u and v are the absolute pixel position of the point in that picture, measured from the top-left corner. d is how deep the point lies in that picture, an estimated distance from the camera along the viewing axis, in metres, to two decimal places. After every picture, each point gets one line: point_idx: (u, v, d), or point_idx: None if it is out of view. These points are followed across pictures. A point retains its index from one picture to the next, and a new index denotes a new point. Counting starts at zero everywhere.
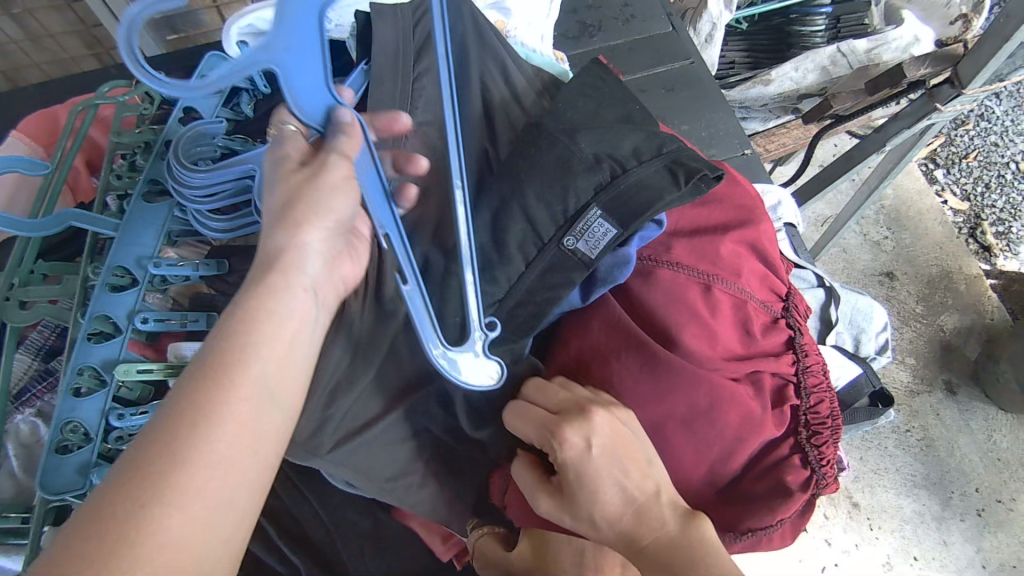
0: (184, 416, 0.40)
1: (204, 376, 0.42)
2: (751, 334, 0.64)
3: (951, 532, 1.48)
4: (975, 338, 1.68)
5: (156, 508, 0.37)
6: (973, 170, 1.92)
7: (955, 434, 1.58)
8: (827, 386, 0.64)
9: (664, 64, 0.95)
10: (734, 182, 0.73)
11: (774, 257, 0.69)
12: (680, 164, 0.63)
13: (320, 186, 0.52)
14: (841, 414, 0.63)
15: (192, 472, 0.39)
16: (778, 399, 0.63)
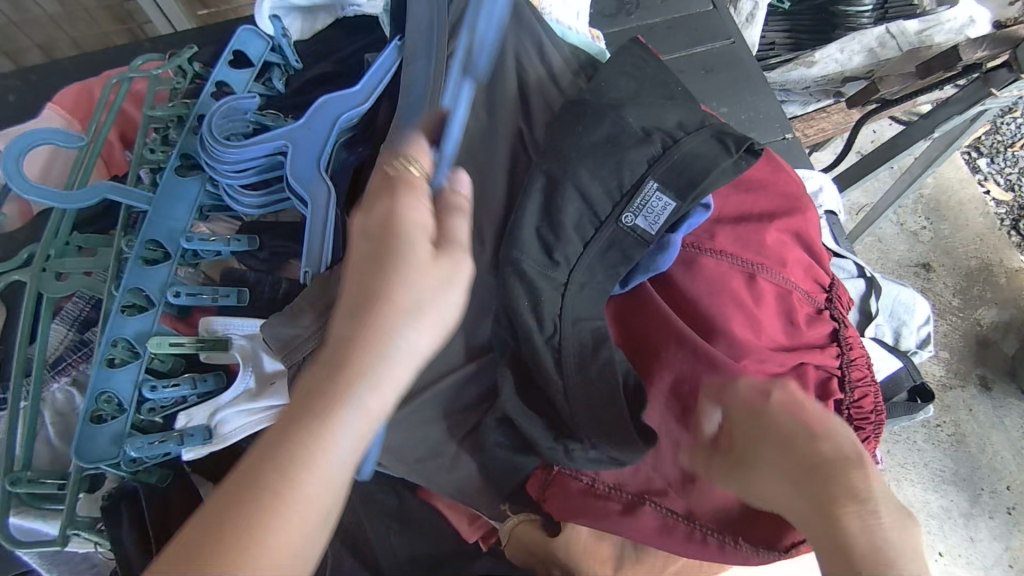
0: (278, 442, 0.39)
1: (305, 414, 0.40)
2: (796, 324, 0.62)
3: (979, 529, 1.45)
4: (1014, 333, 1.63)
5: (241, 556, 0.36)
6: (1019, 159, 1.84)
7: (988, 431, 1.54)
8: (872, 380, 0.61)
9: (703, 44, 0.92)
10: (781, 168, 0.70)
11: (818, 247, 0.67)
12: (727, 134, 0.62)
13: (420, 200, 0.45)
14: (885, 409, 0.60)
15: (285, 502, 0.38)
16: (822, 394, 0.59)
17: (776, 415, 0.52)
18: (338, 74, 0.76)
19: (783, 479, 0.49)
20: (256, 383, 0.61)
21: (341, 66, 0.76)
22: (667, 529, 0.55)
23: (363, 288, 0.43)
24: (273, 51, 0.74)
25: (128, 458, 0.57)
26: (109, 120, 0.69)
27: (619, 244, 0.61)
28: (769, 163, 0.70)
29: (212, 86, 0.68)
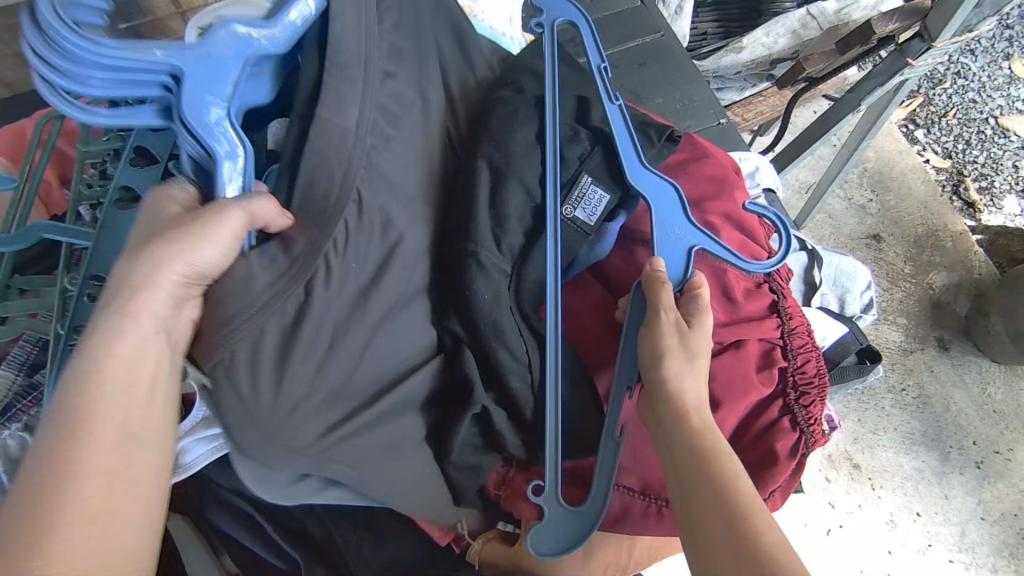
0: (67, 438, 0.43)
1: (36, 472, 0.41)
2: (732, 300, 0.65)
3: (952, 486, 1.50)
4: (965, 294, 1.70)
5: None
6: (953, 127, 1.93)
7: (950, 389, 1.60)
8: (813, 346, 0.64)
9: (635, 39, 0.94)
10: (704, 155, 0.74)
11: (749, 221, 0.70)
12: (647, 126, 0.71)
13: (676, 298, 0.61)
14: (829, 371, 0.63)
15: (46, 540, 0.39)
16: (765, 363, 0.63)
17: (696, 416, 0.55)
18: None
19: (688, 474, 0.52)
20: None
21: None
22: (627, 510, 0.62)
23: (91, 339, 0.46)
24: None
25: None
26: (43, 158, 0.68)
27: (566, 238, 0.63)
28: (693, 151, 0.74)
29: None
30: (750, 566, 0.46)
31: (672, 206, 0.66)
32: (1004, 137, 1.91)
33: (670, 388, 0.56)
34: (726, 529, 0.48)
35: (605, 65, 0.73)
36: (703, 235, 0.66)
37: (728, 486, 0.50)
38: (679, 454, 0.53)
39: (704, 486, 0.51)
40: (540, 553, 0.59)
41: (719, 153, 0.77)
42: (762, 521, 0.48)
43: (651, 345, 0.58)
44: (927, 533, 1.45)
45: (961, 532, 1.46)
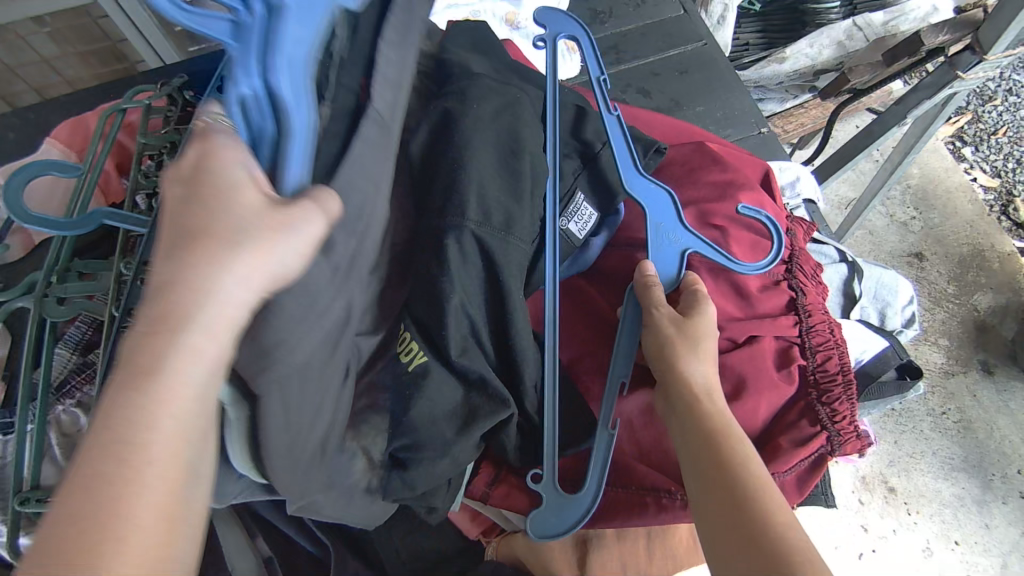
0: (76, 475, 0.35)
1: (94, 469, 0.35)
2: (746, 297, 0.65)
3: (994, 515, 1.44)
4: (1012, 317, 1.64)
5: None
6: (1003, 146, 1.87)
7: (994, 415, 1.54)
8: (838, 343, 0.62)
9: (676, 47, 0.94)
10: (718, 159, 0.74)
11: (756, 222, 0.70)
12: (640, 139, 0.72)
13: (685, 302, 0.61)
14: (854, 368, 0.61)
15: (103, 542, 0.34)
16: (783, 362, 0.63)
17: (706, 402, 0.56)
18: None
19: (699, 460, 0.54)
20: None
21: None
22: (633, 507, 0.62)
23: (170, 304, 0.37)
24: None
25: None
26: (104, 149, 0.71)
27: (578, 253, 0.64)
28: (705, 156, 0.75)
29: None
30: (763, 542, 0.49)
31: (669, 209, 0.66)
32: None
33: (679, 375, 0.57)
34: (734, 511, 0.51)
35: (603, 75, 0.73)
36: (695, 237, 0.65)
37: (741, 470, 0.52)
38: (689, 440, 0.55)
39: (717, 470, 0.53)
40: (540, 536, 0.61)
41: (739, 154, 0.77)
42: (773, 503, 0.51)
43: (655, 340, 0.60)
44: (965, 563, 1.39)
45: (1002, 564, 1.40)
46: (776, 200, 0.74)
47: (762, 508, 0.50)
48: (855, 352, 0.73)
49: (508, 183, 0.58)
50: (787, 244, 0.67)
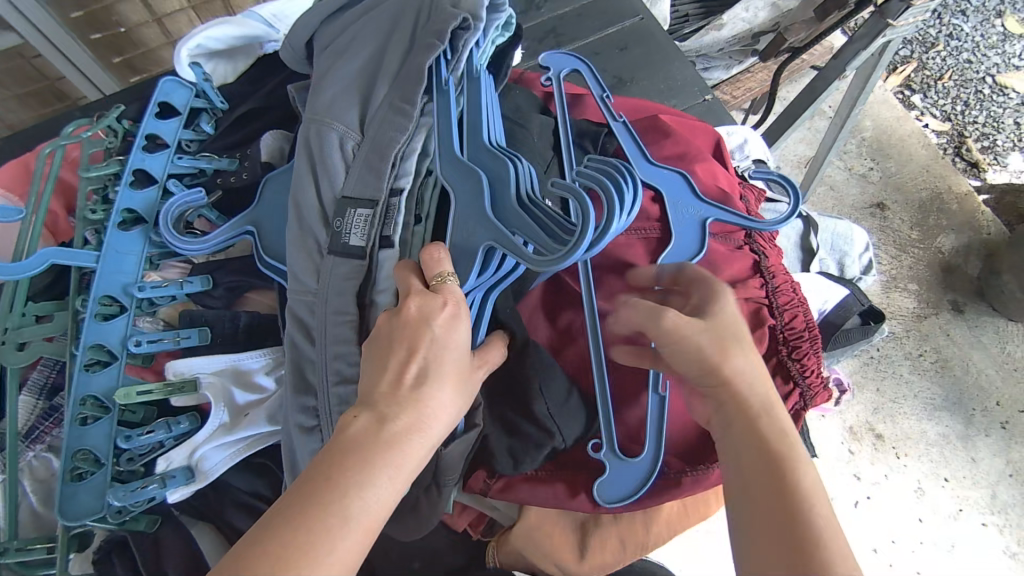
0: (318, 480, 0.41)
1: (321, 494, 0.40)
2: (711, 266, 0.64)
3: (978, 449, 1.48)
4: (976, 255, 1.68)
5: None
6: (950, 90, 1.92)
7: (968, 351, 1.58)
8: (801, 301, 0.63)
9: (614, 24, 0.95)
10: (669, 134, 0.71)
11: (720, 189, 0.67)
12: (586, 134, 0.71)
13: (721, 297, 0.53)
14: (818, 324, 0.62)
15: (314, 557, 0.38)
16: (755, 322, 0.62)
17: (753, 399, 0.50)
18: (268, 108, 0.79)
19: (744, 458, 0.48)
20: (231, 416, 0.61)
21: (265, 101, 0.79)
22: (664, 486, 0.57)
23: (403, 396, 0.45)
24: (198, 97, 0.77)
25: (113, 509, 0.57)
26: (48, 188, 0.70)
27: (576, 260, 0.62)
28: (657, 131, 0.72)
29: (142, 140, 0.71)
30: (808, 551, 0.42)
31: (674, 192, 0.64)
32: (1002, 95, 1.90)
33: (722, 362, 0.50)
34: (783, 515, 0.44)
35: (607, 92, 0.71)
36: (713, 206, 0.63)
37: (787, 468, 0.46)
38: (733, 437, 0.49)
39: (760, 466, 0.46)
40: (614, 500, 0.56)
41: (688, 124, 0.75)
42: (819, 506, 0.44)
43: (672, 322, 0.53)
44: (956, 498, 1.43)
45: (992, 495, 1.44)
46: (728, 168, 0.73)
47: (807, 509, 0.44)
48: (817, 303, 0.74)
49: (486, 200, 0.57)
50: (802, 202, 0.63)
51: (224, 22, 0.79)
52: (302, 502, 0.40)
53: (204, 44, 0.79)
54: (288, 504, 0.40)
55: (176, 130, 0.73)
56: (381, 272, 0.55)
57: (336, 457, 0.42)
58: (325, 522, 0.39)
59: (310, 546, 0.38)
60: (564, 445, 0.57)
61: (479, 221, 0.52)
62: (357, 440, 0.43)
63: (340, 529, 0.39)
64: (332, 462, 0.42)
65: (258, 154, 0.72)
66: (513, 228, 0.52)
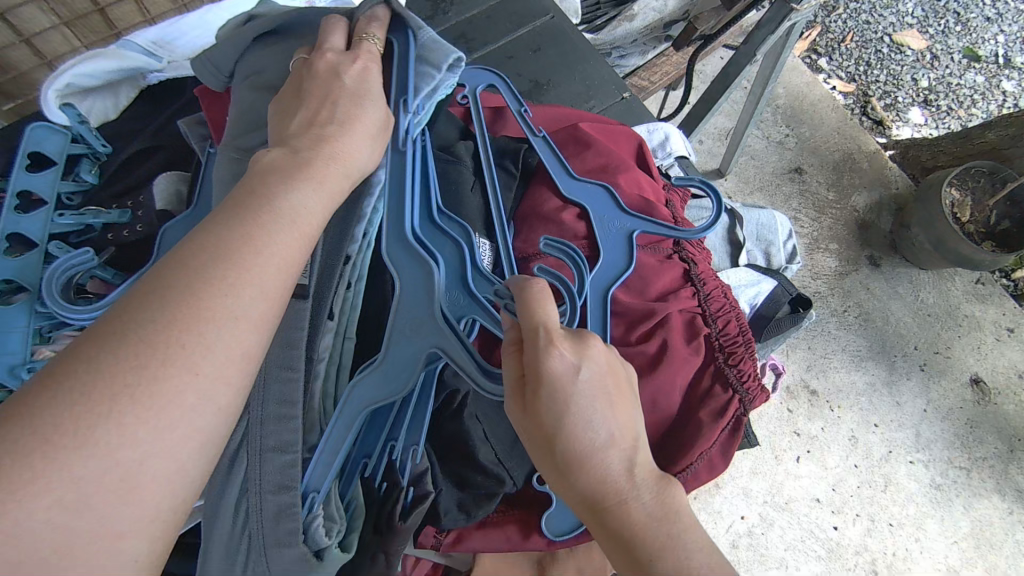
0: (211, 261, 0.39)
1: (202, 276, 0.38)
2: (642, 279, 0.64)
3: (903, 393, 1.58)
4: (886, 210, 1.77)
5: (155, 336, 0.35)
6: (852, 51, 1.99)
7: (887, 302, 1.67)
8: (732, 306, 0.64)
9: (524, 25, 0.91)
10: (590, 144, 0.70)
11: (644, 199, 0.66)
12: (506, 152, 0.68)
13: (547, 389, 0.42)
14: (750, 328, 0.63)
15: (180, 333, 0.36)
16: (690, 332, 0.62)
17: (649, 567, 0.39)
18: (160, 148, 0.72)
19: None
20: None
21: (156, 140, 0.72)
22: None
23: (281, 226, 0.43)
24: (75, 142, 0.70)
25: None
26: None
27: None
28: (577, 141, 0.70)
29: (14, 198, 0.63)
30: None
31: (602, 207, 0.64)
32: (899, 53, 2.00)
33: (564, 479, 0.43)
34: None
35: (525, 107, 0.70)
36: (637, 218, 0.63)
37: None
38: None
39: None
40: (561, 533, 0.55)
41: (607, 130, 0.73)
42: None
43: (535, 426, 0.43)
44: (886, 442, 1.52)
45: (916, 434, 1.54)
46: (651, 172, 0.73)
47: None
48: (749, 298, 0.75)
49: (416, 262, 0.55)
50: (723, 208, 0.65)
51: (95, 56, 0.72)
52: (186, 278, 0.38)
53: (74, 82, 0.72)
54: (174, 274, 0.38)
55: (53, 183, 0.66)
56: (320, 338, 0.53)
57: (185, 270, 0.38)
58: (184, 339, 0.36)
59: (163, 363, 0.35)
60: (515, 487, 0.55)
61: (423, 319, 0.53)
62: (208, 248, 0.39)
63: (198, 346, 0.36)
64: (175, 275, 0.38)
65: (152, 203, 0.66)
66: (463, 315, 0.55)
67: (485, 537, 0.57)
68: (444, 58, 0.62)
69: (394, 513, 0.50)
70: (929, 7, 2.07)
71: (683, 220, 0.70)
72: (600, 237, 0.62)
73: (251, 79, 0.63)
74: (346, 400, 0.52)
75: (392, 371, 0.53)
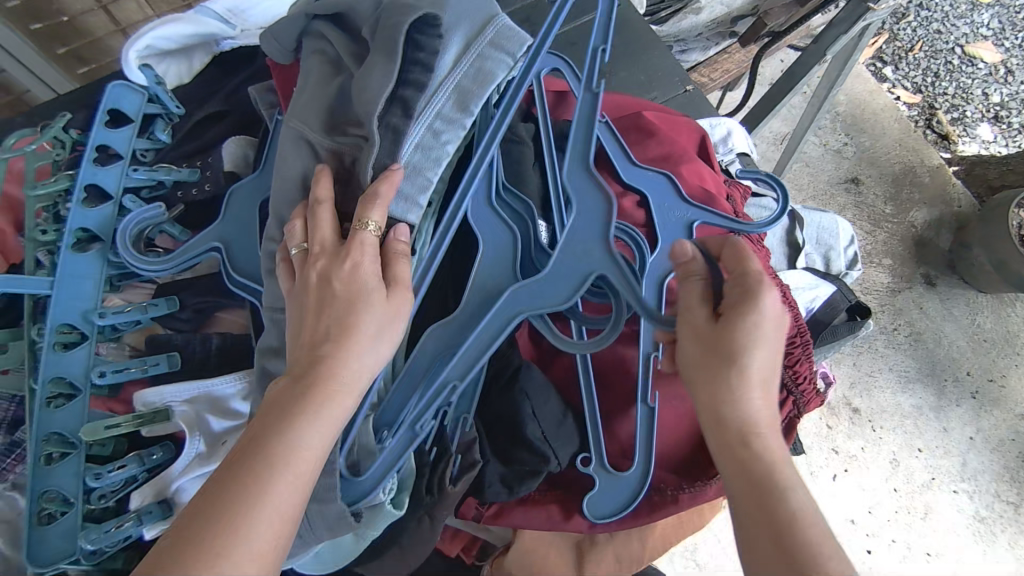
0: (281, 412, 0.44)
1: (275, 431, 0.43)
2: None
3: (950, 418, 1.52)
4: (946, 227, 1.70)
5: (237, 497, 0.40)
6: (920, 61, 1.91)
7: (940, 323, 1.61)
8: (791, 306, 0.61)
9: (591, 13, 0.91)
10: (653, 134, 0.69)
11: (706, 191, 0.65)
12: (570, 136, 0.68)
13: (748, 318, 0.47)
14: (808, 329, 0.60)
15: (255, 490, 0.41)
16: None
17: (788, 498, 0.44)
18: (229, 112, 0.74)
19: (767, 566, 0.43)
20: (205, 446, 0.58)
21: (227, 105, 0.74)
22: (656, 505, 0.55)
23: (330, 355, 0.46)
24: (151, 102, 0.72)
25: (86, 551, 0.54)
26: None
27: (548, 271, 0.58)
28: (641, 129, 0.70)
29: (93, 152, 0.65)
30: None
31: (665, 194, 0.63)
32: (971, 66, 1.91)
33: (730, 401, 0.47)
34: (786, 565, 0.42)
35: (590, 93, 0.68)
36: (699, 209, 0.62)
37: (787, 522, 0.43)
38: (750, 534, 0.45)
39: (760, 509, 0.45)
40: (604, 515, 0.55)
41: (672, 120, 0.72)
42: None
43: (721, 345, 0.48)
44: (929, 467, 1.47)
45: (962, 462, 1.48)
46: (713, 166, 0.72)
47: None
48: (805, 301, 0.73)
49: (490, 236, 0.57)
50: (790, 204, 0.63)
51: (173, 20, 0.74)
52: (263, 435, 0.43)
53: (153, 44, 0.74)
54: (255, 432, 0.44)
55: (129, 140, 0.68)
56: None
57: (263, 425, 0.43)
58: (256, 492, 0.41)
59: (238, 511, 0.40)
60: (559, 466, 0.55)
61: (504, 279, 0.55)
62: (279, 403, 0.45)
63: (268, 499, 0.41)
64: (174, 559, 0.38)
65: (220, 165, 0.68)
66: None
67: (527, 514, 0.56)
68: (518, 48, 0.59)
69: (444, 477, 0.52)
70: (1007, 19, 1.98)
71: (743, 214, 0.68)
72: (660, 226, 0.62)
73: (314, 58, 0.60)
74: (416, 351, 0.53)
75: (468, 317, 0.54)
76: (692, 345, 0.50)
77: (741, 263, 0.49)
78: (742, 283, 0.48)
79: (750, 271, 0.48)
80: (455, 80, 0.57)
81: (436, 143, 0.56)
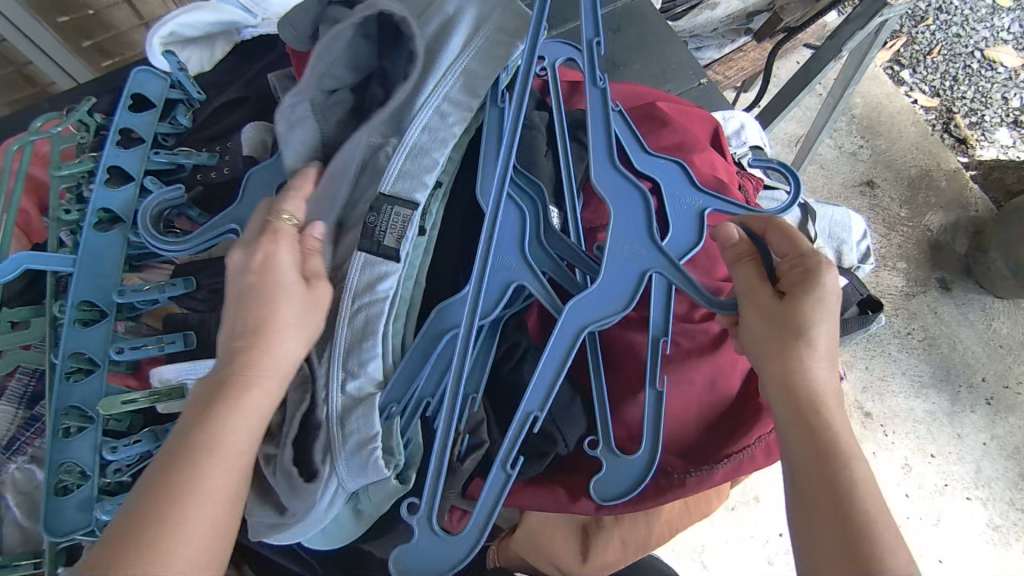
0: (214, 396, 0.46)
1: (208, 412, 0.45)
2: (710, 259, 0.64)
3: (964, 425, 1.50)
4: (963, 232, 1.69)
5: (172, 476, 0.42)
6: (939, 65, 1.90)
7: (955, 329, 1.59)
8: None
9: (606, 5, 0.91)
10: (666, 122, 0.70)
11: (719, 180, 0.66)
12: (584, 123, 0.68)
13: (812, 295, 0.50)
14: None
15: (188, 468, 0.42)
16: None
17: (850, 467, 0.46)
18: (248, 99, 0.75)
19: (825, 530, 0.44)
20: None
21: (246, 91, 0.76)
22: (660, 490, 0.56)
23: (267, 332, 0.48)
24: (173, 87, 0.73)
25: (101, 522, 0.55)
26: (16, 187, 0.66)
27: (556, 254, 0.59)
28: (654, 118, 0.70)
29: (116, 134, 0.67)
30: (854, 552, 0.42)
31: (678, 179, 0.63)
32: (991, 70, 1.90)
33: (792, 370, 0.50)
34: (843, 526, 0.44)
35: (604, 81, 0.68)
36: (711, 196, 0.62)
37: (845, 485, 0.45)
38: (805, 499, 0.46)
39: (818, 474, 0.46)
40: (608, 497, 0.55)
41: (684, 111, 0.73)
42: (881, 543, 0.43)
43: (786, 316, 0.50)
44: (942, 473, 1.45)
45: (976, 469, 1.46)
46: (726, 157, 0.72)
47: (866, 538, 0.43)
48: None
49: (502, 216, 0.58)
50: (802, 191, 0.62)
51: (194, 8, 0.77)
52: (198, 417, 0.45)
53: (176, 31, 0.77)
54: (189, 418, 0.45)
55: (150, 123, 0.69)
56: (383, 280, 0.53)
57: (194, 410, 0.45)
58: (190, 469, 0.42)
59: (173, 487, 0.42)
60: (566, 449, 0.56)
61: (512, 261, 0.57)
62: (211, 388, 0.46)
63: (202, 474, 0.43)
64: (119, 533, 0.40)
65: (239, 148, 0.70)
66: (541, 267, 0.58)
67: (534, 495, 0.57)
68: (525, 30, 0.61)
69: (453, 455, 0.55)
70: None
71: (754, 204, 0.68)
72: (673, 210, 0.62)
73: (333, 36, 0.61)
74: (425, 326, 0.56)
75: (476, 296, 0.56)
76: (755, 316, 0.52)
77: (800, 249, 0.53)
78: (805, 265, 0.52)
79: (808, 254, 0.53)
80: (464, 64, 0.59)
81: (443, 124, 0.58)
